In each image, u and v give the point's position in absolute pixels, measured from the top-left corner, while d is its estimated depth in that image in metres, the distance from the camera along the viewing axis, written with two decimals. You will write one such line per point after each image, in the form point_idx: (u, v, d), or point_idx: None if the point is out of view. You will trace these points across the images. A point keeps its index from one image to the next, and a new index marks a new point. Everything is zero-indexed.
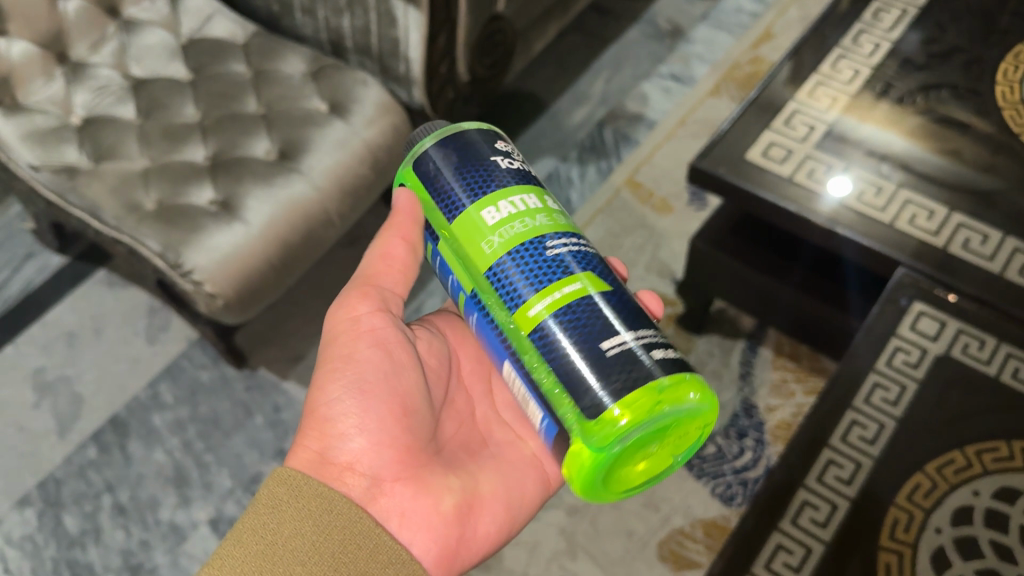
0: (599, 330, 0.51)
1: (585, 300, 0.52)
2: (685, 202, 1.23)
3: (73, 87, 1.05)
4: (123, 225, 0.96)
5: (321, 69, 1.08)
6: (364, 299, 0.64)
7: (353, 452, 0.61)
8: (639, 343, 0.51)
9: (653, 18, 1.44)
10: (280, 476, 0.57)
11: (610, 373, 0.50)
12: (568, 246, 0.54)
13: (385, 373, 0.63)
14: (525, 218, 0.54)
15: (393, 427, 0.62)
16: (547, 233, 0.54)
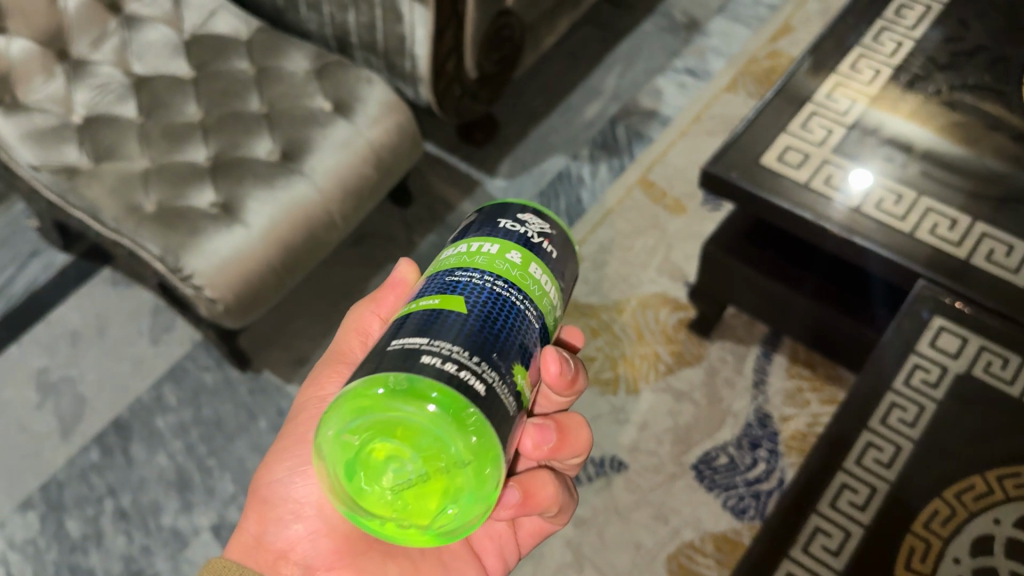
0: (469, 337, 0.42)
1: (478, 280, 0.45)
2: (699, 202, 1.20)
3: (73, 85, 1.03)
4: (122, 227, 0.94)
5: (325, 66, 1.05)
6: (333, 380, 0.63)
7: (292, 538, 0.60)
8: (452, 357, 0.41)
9: (669, 10, 1.40)
10: (214, 566, 0.56)
11: (434, 349, 0.41)
12: (484, 283, 0.44)
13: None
14: (486, 254, 0.46)
15: (331, 514, 0.59)
16: (472, 269, 0.45)
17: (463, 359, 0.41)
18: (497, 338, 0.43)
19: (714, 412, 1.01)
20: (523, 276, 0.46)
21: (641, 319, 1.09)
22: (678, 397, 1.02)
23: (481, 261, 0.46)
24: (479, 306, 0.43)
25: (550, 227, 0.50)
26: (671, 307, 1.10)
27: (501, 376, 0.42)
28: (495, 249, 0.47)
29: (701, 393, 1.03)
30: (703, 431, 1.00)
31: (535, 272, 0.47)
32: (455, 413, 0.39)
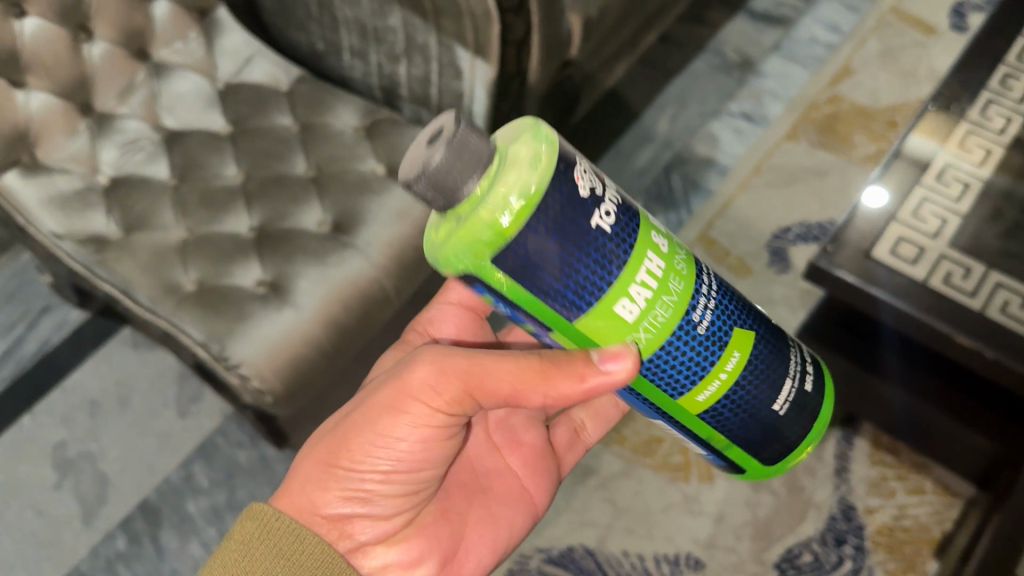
0: (774, 380, 0.54)
1: (711, 307, 0.51)
2: (765, 263, 1.12)
3: (98, 143, 0.94)
4: (158, 308, 0.85)
5: (375, 124, 0.97)
6: (454, 387, 0.57)
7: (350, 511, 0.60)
8: (788, 390, 0.55)
9: (720, 47, 1.33)
10: (253, 512, 0.57)
11: (784, 430, 0.55)
12: (716, 305, 0.51)
13: (412, 456, 0.60)
14: (678, 262, 0.49)
15: (399, 502, 0.61)
16: (693, 306, 0.50)
17: (789, 399, 0.55)
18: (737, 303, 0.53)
19: (795, 503, 0.95)
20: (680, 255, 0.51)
21: None
22: (756, 486, 0.96)
23: (678, 272, 0.49)
24: (749, 333, 0.52)
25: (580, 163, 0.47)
26: None
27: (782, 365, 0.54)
28: (660, 263, 0.49)
29: (780, 481, 0.96)
30: (784, 525, 0.94)
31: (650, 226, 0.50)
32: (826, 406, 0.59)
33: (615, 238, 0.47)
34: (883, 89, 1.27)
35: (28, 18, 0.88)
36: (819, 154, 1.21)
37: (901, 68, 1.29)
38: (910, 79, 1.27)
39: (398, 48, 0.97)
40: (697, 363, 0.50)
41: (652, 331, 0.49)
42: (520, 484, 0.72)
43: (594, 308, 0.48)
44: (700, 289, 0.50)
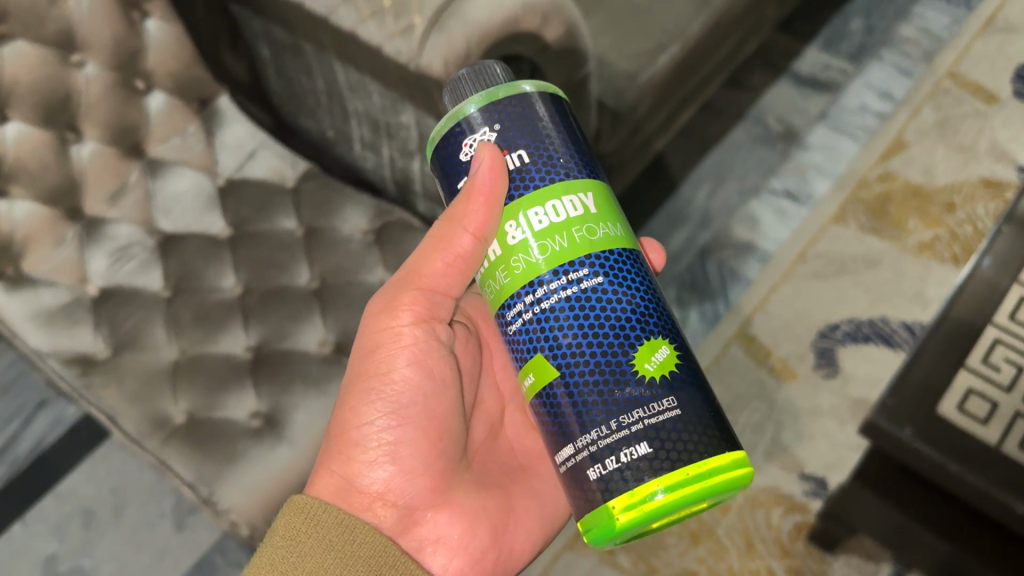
0: (599, 414, 0.48)
1: (541, 302, 0.50)
2: (810, 366, 1.03)
3: (87, 250, 0.87)
4: (145, 443, 0.78)
5: (386, 228, 0.89)
6: (413, 303, 0.61)
7: (382, 481, 0.60)
8: (629, 433, 0.47)
9: (761, 115, 1.23)
10: (296, 505, 0.56)
11: (579, 484, 0.49)
12: (551, 302, 0.49)
13: (422, 396, 0.61)
14: (563, 232, 0.50)
15: (428, 455, 0.62)
16: (518, 293, 0.51)
17: (607, 446, 0.48)
18: (616, 314, 0.49)
19: None
20: (556, 248, 0.50)
21: (750, 522, 0.94)
22: None
23: (559, 236, 0.50)
24: (619, 339, 0.49)
25: (496, 127, 0.51)
26: (785, 507, 0.95)
27: (644, 401, 0.48)
28: (514, 234, 0.51)
29: None
30: None
31: (543, 220, 0.50)
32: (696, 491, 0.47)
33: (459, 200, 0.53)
34: (940, 166, 1.17)
35: (9, 124, 0.81)
36: (869, 240, 1.11)
37: (959, 141, 1.18)
38: (970, 154, 1.17)
39: (411, 146, 0.90)
40: (523, 345, 0.51)
41: (508, 275, 0.51)
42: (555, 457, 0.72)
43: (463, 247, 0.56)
44: (545, 285, 0.49)
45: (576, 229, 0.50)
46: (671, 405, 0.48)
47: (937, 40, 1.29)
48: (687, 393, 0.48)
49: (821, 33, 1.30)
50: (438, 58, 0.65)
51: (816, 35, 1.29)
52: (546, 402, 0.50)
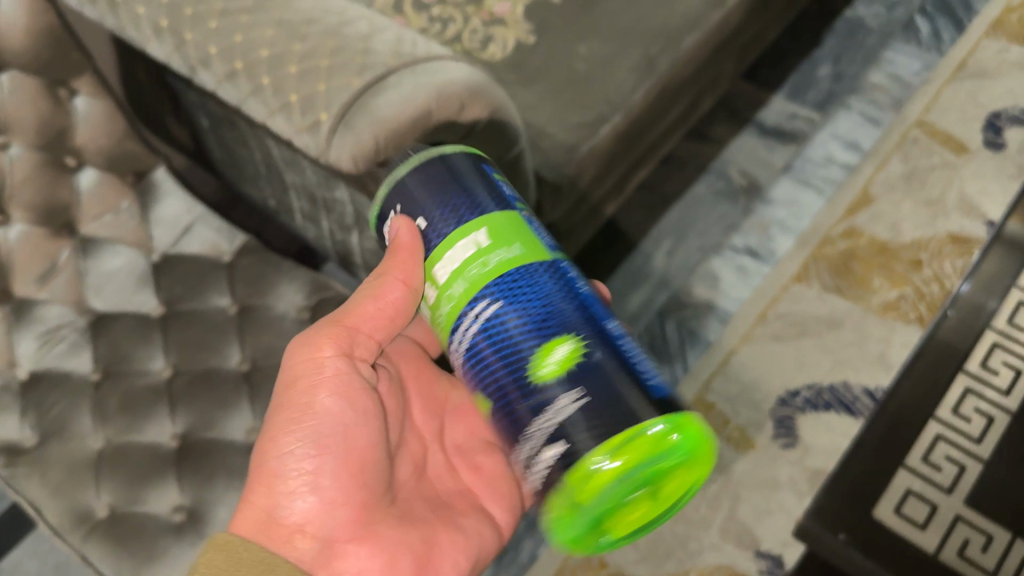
0: (520, 433, 0.45)
1: (463, 345, 0.47)
2: (769, 435, 1.00)
3: (16, 334, 0.85)
4: (66, 539, 0.76)
5: (321, 305, 0.87)
6: (333, 338, 0.60)
7: (304, 511, 0.57)
8: (541, 443, 0.44)
9: (724, 168, 1.22)
10: (217, 543, 0.54)
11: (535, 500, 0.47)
12: (469, 343, 0.47)
13: (342, 425, 0.59)
14: (462, 273, 0.47)
15: (348, 484, 0.58)
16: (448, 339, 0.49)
17: (535, 459, 0.45)
18: (517, 335, 0.45)
19: None
20: (464, 285, 0.47)
21: None
22: None
23: (472, 267, 0.47)
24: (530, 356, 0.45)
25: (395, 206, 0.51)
26: None
27: (546, 403, 0.44)
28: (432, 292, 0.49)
29: None
30: None
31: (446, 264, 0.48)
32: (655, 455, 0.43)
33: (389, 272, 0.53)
34: (906, 221, 1.14)
35: None
36: (832, 300, 1.08)
37: (926, 194, 1.16)
38: (937, 208, 1.14)
39: (347, 220, 0.88)
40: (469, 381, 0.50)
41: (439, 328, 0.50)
42: (482, 501, 0.69)
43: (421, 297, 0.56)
44: (462, 324, 0.47)
45: (471, 264, 0.47)
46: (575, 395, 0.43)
47: (906, 88, 1.26)
48: (601, 378, 0.43)
49: (787, 83, 1.29)
50: (346, 156, 0.63)
51: (782, 84, 1.29)
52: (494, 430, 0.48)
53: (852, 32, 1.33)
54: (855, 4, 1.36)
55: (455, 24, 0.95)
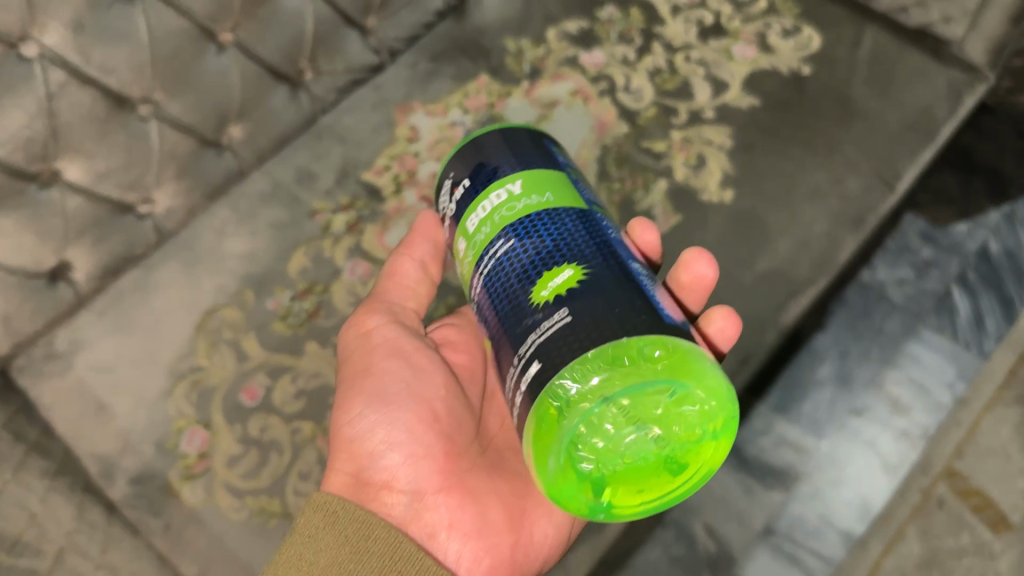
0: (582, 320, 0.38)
1: (503, 247, 0.42)
2: None
3: None
4: None
5: None
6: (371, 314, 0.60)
7: (389, 468, 0.55)
8: (548, 331, 0.38)
9: (683, 519, 0.91)
10: (316, 502, 0.52)
11: (513, 323, 0.40)
12: (513, 243, 0.42)
13: (415, 365, 0.58)
14: (489, 223, 0.43)
15: (421, 403, 0.56)
16: (495, 239, 0.43)
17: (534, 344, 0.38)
18: (546, 249, 0.41)
19: None
20: (508, 209, 0.43)
21: None
22: None
23: (546, 194, 0.43)
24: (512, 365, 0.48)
25: (452, 177, 0.48)
26: None
27: (535, 323, 0.39)
28: (472, 223, 0.45)
29: None
30: None
31: (494, 200, 0.44)
32: (618, 354, 0.37)
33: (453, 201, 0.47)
34: None
35: None
36: None
37: None
38: None
39: None
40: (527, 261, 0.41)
41: (488, 229, 0.43)
42: None
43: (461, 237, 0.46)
44: (494, 248, 0.43)
45: (502, 213, 0.43)
46: (566, 309, 0.38)
47: (932, 411, 0.96)
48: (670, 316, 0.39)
49: (777, 384, 0.98)
50: None
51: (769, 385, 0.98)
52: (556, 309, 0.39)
53: (866, 309, 1.02)
54: (873, 264, 1.05)
55: (275, 460, 0.64)
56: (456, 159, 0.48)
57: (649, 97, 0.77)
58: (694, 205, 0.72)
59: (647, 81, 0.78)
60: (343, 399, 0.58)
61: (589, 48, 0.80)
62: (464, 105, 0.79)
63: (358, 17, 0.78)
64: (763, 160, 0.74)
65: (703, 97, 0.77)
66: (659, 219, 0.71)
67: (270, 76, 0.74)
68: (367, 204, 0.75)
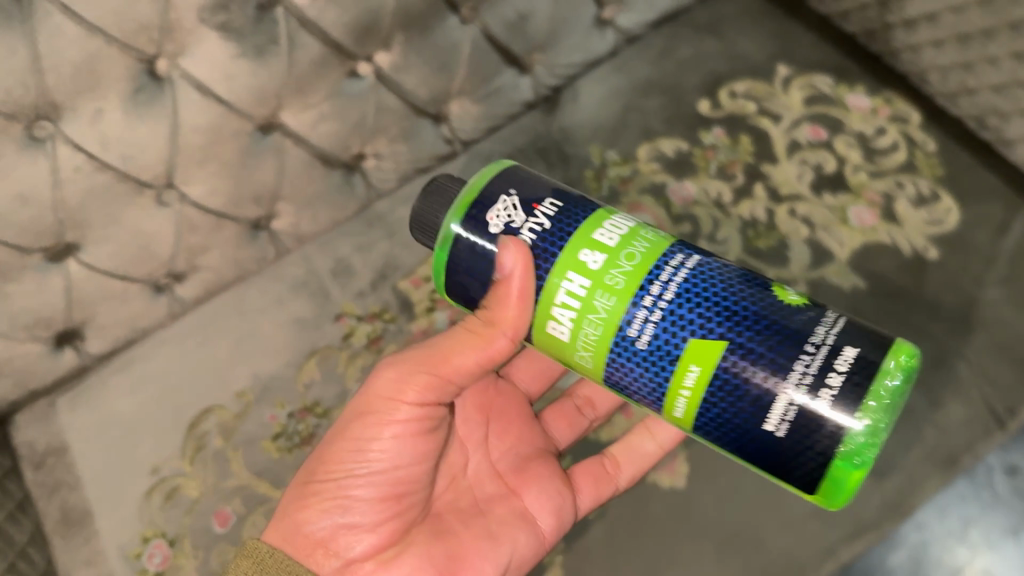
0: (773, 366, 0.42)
1: (680, 277, 0.45)
2: None
3: None
4: None
5: None
6: (414, 379, 0.51)
7: (332, 528, 0.52)
8: (815, 362, 0.41)
9: None
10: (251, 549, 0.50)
11: (781, 358, 0.42)
12: (681, 279, 0.45)
13: (410, 443, 0.53)
14: (636, 238, 0.47)
15: (388, 477, 0.53)
16: (642, 288, 0.45)
17: (805, 390, 0.41)
18: (734, 277, 0.46)
19: None
20: (628, 255, 0.46)
21: None
22: None
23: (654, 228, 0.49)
24: (638, 389, 0.47)
25: (513, 198, 0.50)
26: None
27: (795, 351, 0.42)
28: (593, 258, 0.46)
29: None
30: None
31: (607, 237, 0.47)
32: (899, 350, 0.42)
33: (542, 237, 0.48)
34: None
35: None
36: None
37: None
38: None
39: None
40: (689, 308, 0.45)
41: (610, 297, 0.46)
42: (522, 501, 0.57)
43: (560, 277, 0.47)
44: (649, 288, 0.45)
45: (643, 237, 0.48)
46: (852, 345, 0.41)
47: None
48: None
49: None
50: None
51: None
52: (785, 328, 0.43)
53: (965, 496, 0.88)
54: None
55: None
56: (498, 184, 0.51)
57: (734, 252, 0.67)
58: None
59: (736, 232, 0.68)
60: (330, 442, 0.54)
61: (682, 178, 0.70)
62: None
63: (431, 107, 0.70)
64: None
65: (798, 265, 0.66)
66: None
67: (321, 164, 0.68)
68: (395, 317, 0.68)
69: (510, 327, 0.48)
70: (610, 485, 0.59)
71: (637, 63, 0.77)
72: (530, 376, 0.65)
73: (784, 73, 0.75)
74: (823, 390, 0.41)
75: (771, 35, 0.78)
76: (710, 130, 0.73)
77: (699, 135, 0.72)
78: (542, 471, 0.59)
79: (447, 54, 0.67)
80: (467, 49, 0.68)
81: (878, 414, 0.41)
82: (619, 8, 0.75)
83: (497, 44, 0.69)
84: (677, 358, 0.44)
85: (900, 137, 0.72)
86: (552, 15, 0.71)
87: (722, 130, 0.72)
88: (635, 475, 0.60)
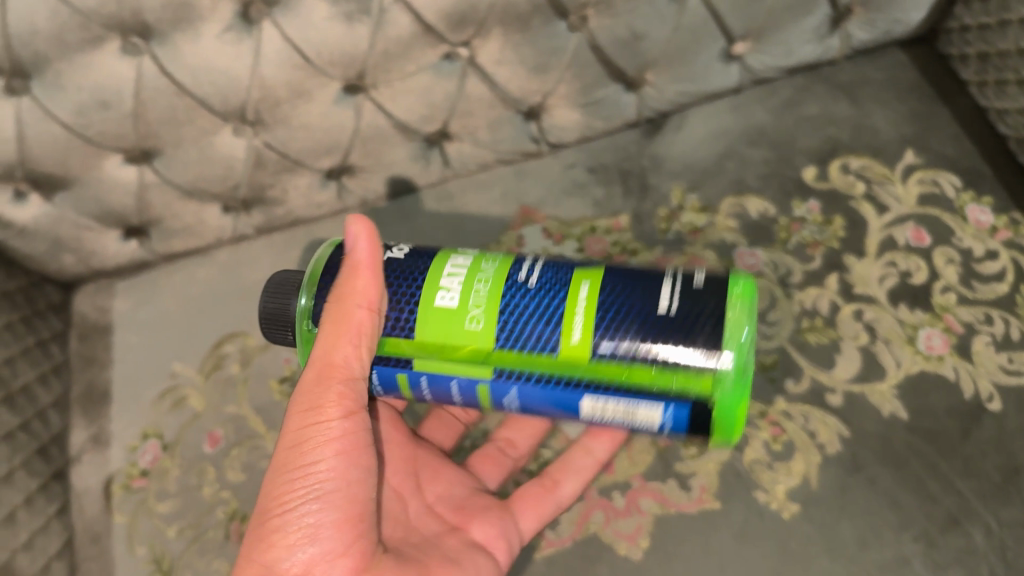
0: (634, 310, 0.46)
1: (535, 269, 0.49)
2: None
3: None
4: None
5: None
6: (330, 396, 0.48)
7: (303, 560, 0.47)
8: (661, 289, 0.47)
9: None
10: None
11: (636, 297, 0.47)
12: (538, 266, 0.50)
13: (356, 462, 0.49)
14: (490, 255, 0.52)
15: (347, 494, 0.48)
16: (511, 272, 0.49)
17: (664, 311, 0.46)
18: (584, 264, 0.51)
19: None
20: (490, 261, 0.50)
21: None
22: None
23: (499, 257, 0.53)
24: (533, 331, 0.47)
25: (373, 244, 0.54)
26: None
27: (646, 284, 0.47)
28: (465, 259, 0.51)
29: None
30: None
31: (469, 254, 0.52)
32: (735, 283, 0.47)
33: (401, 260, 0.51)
34: None
35: None
36: None
37: None
38: None
39: None
40: (548, 288, 0.48)
41: (487, 279, 0.49)
42: (464, 535, 0.56)
43: (432, 273, 0.50)
44: (517, 271, 0.49)
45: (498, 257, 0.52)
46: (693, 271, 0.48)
47: None
48: None
49: None
50: None
51: None
52: (623, 281, 0.48)
53: None
54: None
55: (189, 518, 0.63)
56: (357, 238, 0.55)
57: (780, 338, 0.63)
58: (741, 499, 0.58)
59: (790, 317, 0.63)
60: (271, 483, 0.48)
61: (755, 245, 0.66)
62: (584, 241, 0.70)
63: (524, 103, 0.69)
64: (860, 491, 0.58)
65: (841, 373, 0.61)
66: (690, 495, 0.58)
67: (400, 133, 0.68)
68: None
69: (370, 313, 0.48)
70: (552, 502, 0.58)
71: (756, 108, 0.72)
72: (446, 433, 0.64)
73: (910, 161, 0.69)
74: (671, 300, 0.46)
75: (913, 115, 0.71)
76: (804, 202, 0.68)
77: (791, 203, 0.68)
78: (482, 504, 0.58)
79: (549, 57, 0.65)
80: (569, 57, 0.66)
81: (733, 328, 0.45)
82: (753, 46, 0.70)
83: (603, 57, 0.67)
84: (565, 285, 0.48)
85: (1011, 267, 0.64)
86: (671, 41, 0.67)
87: (817, 205, 0.67)
88: (586, 531, 0.59)
